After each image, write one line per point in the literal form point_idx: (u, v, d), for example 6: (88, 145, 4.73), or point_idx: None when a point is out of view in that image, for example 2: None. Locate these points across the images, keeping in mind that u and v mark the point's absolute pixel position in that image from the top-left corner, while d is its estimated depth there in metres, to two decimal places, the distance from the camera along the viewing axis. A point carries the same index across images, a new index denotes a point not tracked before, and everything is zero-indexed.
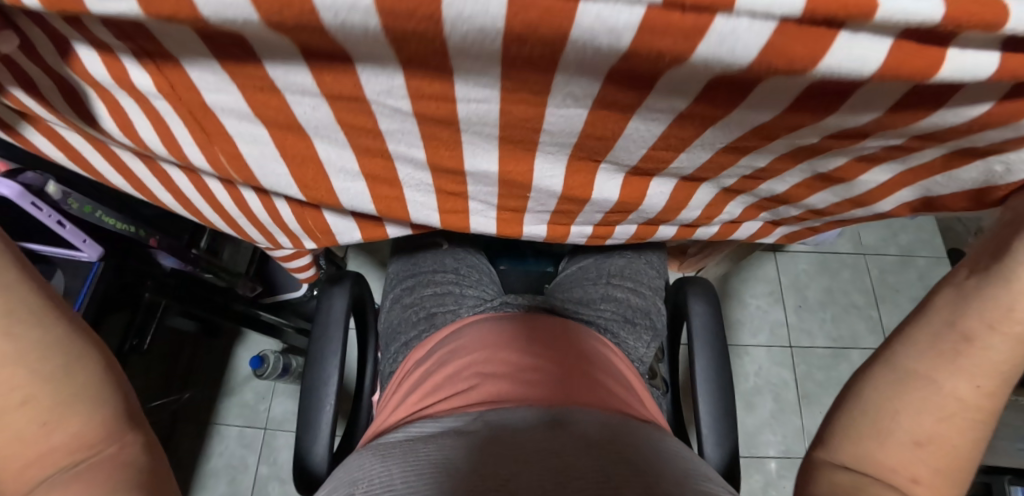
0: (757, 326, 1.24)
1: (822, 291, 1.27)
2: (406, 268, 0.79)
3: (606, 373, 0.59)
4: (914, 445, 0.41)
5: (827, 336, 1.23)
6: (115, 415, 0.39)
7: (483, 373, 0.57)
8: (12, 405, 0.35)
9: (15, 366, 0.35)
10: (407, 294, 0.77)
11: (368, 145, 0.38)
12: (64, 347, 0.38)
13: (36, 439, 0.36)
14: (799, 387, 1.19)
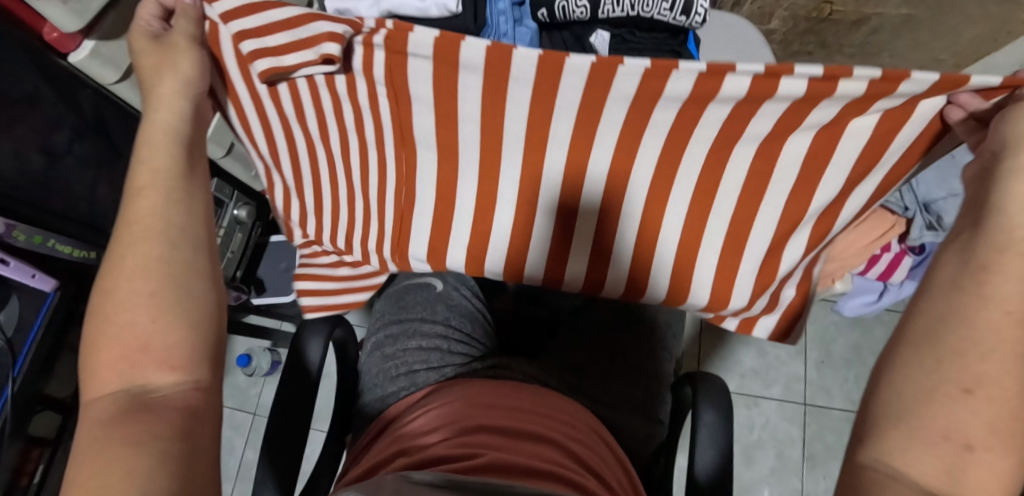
0: (771, 376, 1.17)
1: (849, 348, 1.17)
2: (394, 311, 0.75)
3: (592, 457, 0.55)
4: (959, 394, 0.33)
5: (845, 397, 1.14)
6: (196, 354, 0.40)
7: (482, 442, 0.52)
8: (142, 295, 0.40)
9: (146, 266, 0.41)
10: (389, 343, 0.72)
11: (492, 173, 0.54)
12: (189, 266, 0.42)
13: (143, 329, 0.39)
14: (805, 446, 1.12)
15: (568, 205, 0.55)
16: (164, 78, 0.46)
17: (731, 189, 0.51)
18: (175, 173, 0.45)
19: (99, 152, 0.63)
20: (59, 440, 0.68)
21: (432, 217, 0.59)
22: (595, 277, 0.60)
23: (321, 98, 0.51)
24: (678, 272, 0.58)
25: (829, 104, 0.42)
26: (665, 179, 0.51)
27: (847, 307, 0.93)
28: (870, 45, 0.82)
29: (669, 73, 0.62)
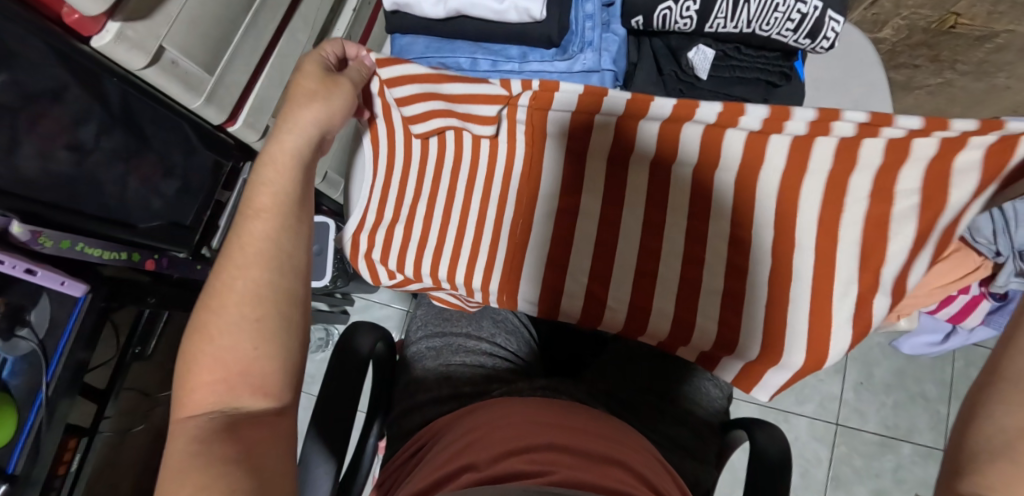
0: (807, 393, 1.13)
1: (892, 372, 1.12)
2: (434, 322, 0.66)
3: (662, 483, 0.48)
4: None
5: (880, 421, 1.10)
6: (287, 386, 0.40)
7: (557, 457, 0.44)
8: (249, 319, 0.39)
9: (253, 292, 0.40)
10: (431, 356, 0.63)
11: (603, 202, 0.50)
12: (292, 298, 0.41)
13: (242, 357, 0.38)
14: (832, 467, 1.09)
15: (697, 233, 0.49)
16: (303, 108, 0.44)
17: (848, 229, 0.45)
18: (292, 196, 0.43)
19: (130, 143, 0.59)
20: (95, 429, 0.66)
21: (545, 260, 0.51)
22: (685, 315, 0.50)
23: (464, 141, 0.52)
24: (772, 321, 0.48)
25: (932, 141, 0.40)
26: (791, 203, 0.46)
27: (905, 343, 0.88)
28: (988, 65, 0.72)
29: (771, 98, 0.52)
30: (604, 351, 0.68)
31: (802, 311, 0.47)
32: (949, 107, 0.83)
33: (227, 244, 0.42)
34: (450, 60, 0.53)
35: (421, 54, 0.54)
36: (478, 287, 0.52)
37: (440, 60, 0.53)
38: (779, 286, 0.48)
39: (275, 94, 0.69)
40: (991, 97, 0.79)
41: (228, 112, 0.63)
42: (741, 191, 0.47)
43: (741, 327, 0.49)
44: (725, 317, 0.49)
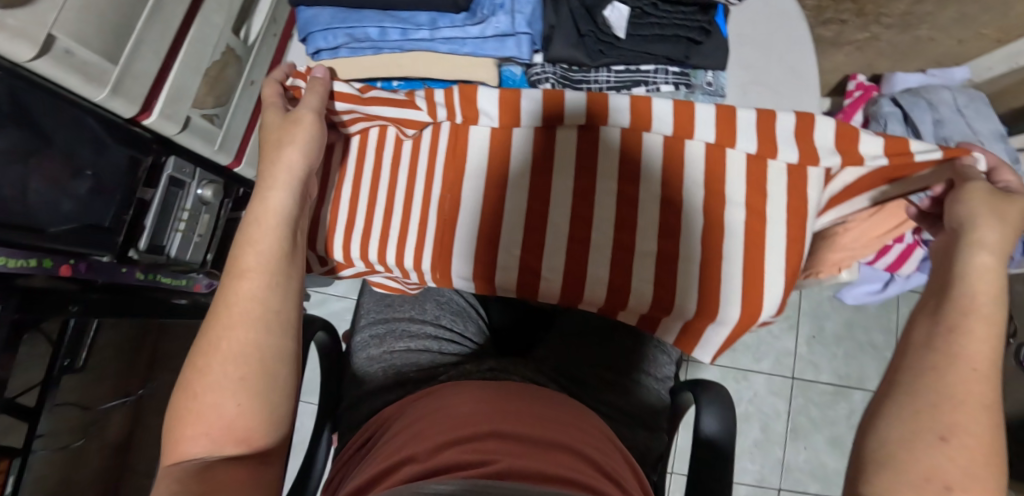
0: (762, 351, 1.16)
1: (841, 324, 1.16)
2: (377, 308, 0.64)
3: (613, 464, 0.47)
4: (937, 442, 0.35)
5: (833, 372, 1.15)
6: (272, 442, 0.39)
7: (503, 444, 0.43)
8: (232, 377, 0.38)
9: (239, 349, 0.39)
10: (375, 344, 0.61)
11: (533, 179, 0.49)
12: (281, 356, 0.40)
13: (224, 413, 0.37)
14: (790, 419, 1.13)
15: (627, 205, 0.49)
16: (284, 149, 0.45)
17: (774, 185, 0.48)
18: (281, 252, 0.42)
19: (30, 143, 0.55)
20: (28, 448, 0.63)
21: (476, 232, 0.49)
22: (620, 279, 0.49)
23: (389, 132, 0.52)
24: (706, 281, 0.49)
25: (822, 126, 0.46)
26: (715, 171, 0.48)
27: (849, 294, 0.91)
28: (911, 16, 0.73)
29: (694, 56, 0.50)
30: (553, 326, 0.68)
31: (735, 265, 0.48)
32: (878, 62, 0.84)
33: (214, 301, 0.40)
34: (358, 31, 0.47)
35: (325, 26, 0.47)
36: (410, 267, 0.50)
37: (348, 30, 0.47)
38: (710, 248, 0.49)
39: (192, 83, 0.66)
40: (916, 49, 0.81)
41: (140, 104, 0.60)
42: (670, 159, 0.49)
43: (676, 287, 0.49)
44: (661, 280, 0.49)
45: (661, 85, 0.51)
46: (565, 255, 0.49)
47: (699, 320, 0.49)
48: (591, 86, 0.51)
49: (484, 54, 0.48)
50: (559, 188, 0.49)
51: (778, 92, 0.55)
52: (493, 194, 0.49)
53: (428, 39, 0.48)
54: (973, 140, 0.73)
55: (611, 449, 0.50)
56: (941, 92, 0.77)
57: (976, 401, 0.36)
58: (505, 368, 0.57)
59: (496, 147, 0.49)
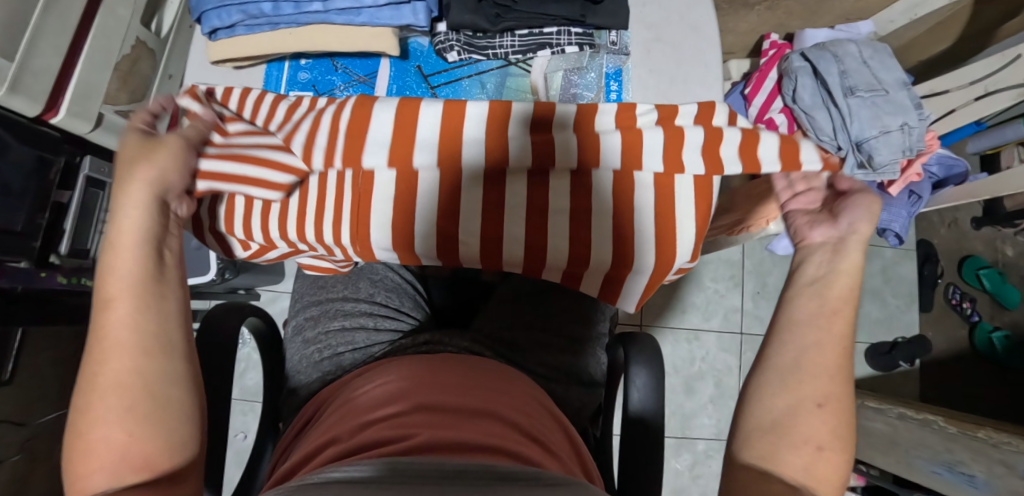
0: (711, 310, 1.20)
1: (783, 278, 1.21)
2: (311, 291, 0.64)
3: (544, 430, 0.49)
4: (813, 408, 0.39)
5: None
6: (179, 462, 0.38)
7: (424, 421, 0.45)
8: (115, 408, 0.37)
9: (120, 380, 0.37)
10: (310, 326, 0.61)
11: (445, 142, 0.49)
12: (168, 374, 0.39)
13: (114, 445, 0.36)
14: (742, 373, 1.18)
15: (542, 160, 0.49)
16: (137, 166, 0.42)
17: (685, 135, 0.49)
18: (146, 271, 0.40)
19: None
20: None
21: (392, 202, 0.50)
22: (536, 238, 0.50)
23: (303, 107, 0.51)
24: (620, 233, 0.50)
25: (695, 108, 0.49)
26: (625, 123, 0.50)
27: (780, 244, 0.95)
28: None
29: (590, 15, 0.52)
30: (491, 296, 0.69)
31: (647, 215, 0.50)
32: (789, 21, 0.88)
33: (87, 339, 0.38)
34: (252, 7, 0.47)
35: (219, 5, 0.47)
36: (331, 242, 0.51)
37: (242, 6, 0.47)
38: (621, 200, 0.50)
39: (98, 78, 0.63)
40: (822, 7, 0.84)
41: (42, 101, 0.58)
42: (580, 119, 0.50)
43: (592, 241, 0.50)
44: (575, 235, 0.50)
45: (565, 46, 0.53)
46: (479, 221, 0.50)
47: (615, 269, 0.51)
48: (497, 52, 0.52)
49: (380, 23, 0.48)
50: (470, 148, 0.49)
51: (679, 47, 0.57)
52: (406, 156, 0.49)
53: (322, 11, 0.47)
54: (879, 90, 0.77)
55: (539, 416, 0.51)
56: (846, 46, 0.80)
57: (837, 370, 0.40)
58: (438, 340, 0.58)
59: (406, 116, 0.49)
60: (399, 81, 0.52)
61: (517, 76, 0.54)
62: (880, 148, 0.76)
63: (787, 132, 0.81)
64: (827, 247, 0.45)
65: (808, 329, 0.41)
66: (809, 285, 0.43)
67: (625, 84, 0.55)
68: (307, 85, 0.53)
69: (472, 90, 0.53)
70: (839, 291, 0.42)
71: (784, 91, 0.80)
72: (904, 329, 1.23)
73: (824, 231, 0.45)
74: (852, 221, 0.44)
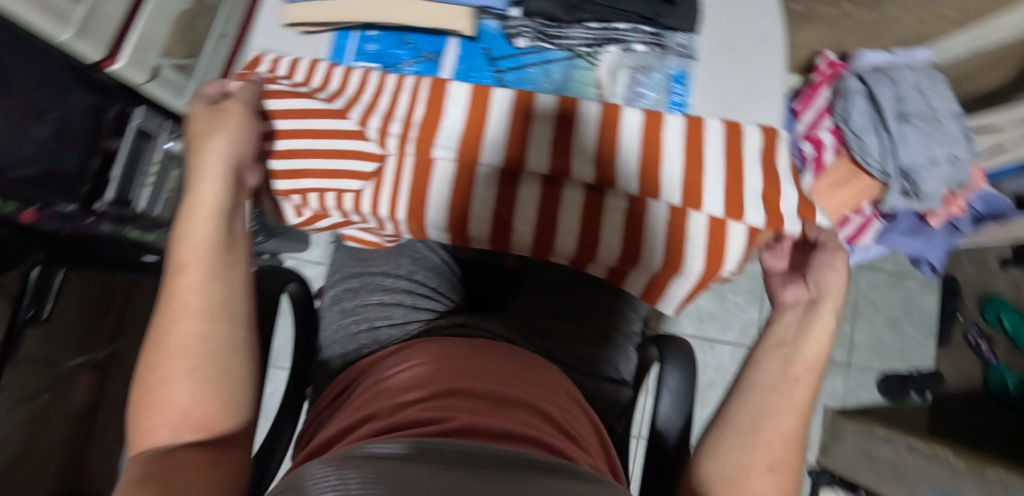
0: (728, 323, 1.20)
1: None
2: (352, 262, 0.64)
3: (575, 424, 0.49)
4: (766, 470, 0.41)
5: None
6: (232, 426, 0.40)
7: (462, 404, 0.44)
8: (182, 369, 0.39)
9: (187, 345, 0.40)
10: (349, 297, 0.62)
11: (514, 132, 0.49)
12: (230, 342, 0.41)
13: (179, 404, 0.38)
14: None
15: (605, 159, 0.49)
16: (214, 136, 0.45)
17: (748, 154, 0.50)
18: (215, 243, 0.43)
19: None
20: None
21: (451, 187, 0.50)
22: (590, 232, 0.51)
23: (370, 79, 0.50)
24: (672, 239, 0.51)
25: (755, 133, 0.50)
26: (693, 135, 0.50)
27: None
28: None
29: (665, 15, 0.52)
30: (524, 284, 0.69)
31: (702, 226, 0.50)
32: (845, 39, 0.87)
33: (160, 301, 0.41)
34: None
35: None
36: (385, 215, 0.51)
37: None
38: (679, 211, 0.50)
39: (157, 29, 0.63)
40: (880, 29, 0.84)
41: (105, 49, 0.57)
42: (648, 126, 0.50)
43: (644, 241, 0.51)
44: (629, 235, 0.51)
45: (634, 44, 0.53)
46: (534, 212, 0.50)
47: (661, 271, 0.52)
48: (567, 43, 0.52)
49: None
50: (537, 138, 0.49)
51: (744, 60, 0.56)
52: (474, 141, 0.49)
53: None
54: (932, 120, 0.77)
55: (570, 409, 0.50)
56: (903, 72, 0.80)
57: (785, 428, 0.42)
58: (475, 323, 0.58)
59: (478, 103, 0.49)
60: (467, 61, 0.52)
61: (582, 69, 0.53)
62: (927, 178, 0.75)
63: (835, 152, 0.80)
64: (798, 307, 0.49)
65: (766, 394, 0.44)
66: (778, 347, 0.47)
67: (689, 87, 0.54)
68: (374, 57, 0.52)
69: (538, 77, 0.52)
70: (805, 363, 0.45)
71: (836, 110, 0.79)
72: (918, 360, 1.23)
73: (796, 293, 0.50)
74: (820, 278, 0.48)
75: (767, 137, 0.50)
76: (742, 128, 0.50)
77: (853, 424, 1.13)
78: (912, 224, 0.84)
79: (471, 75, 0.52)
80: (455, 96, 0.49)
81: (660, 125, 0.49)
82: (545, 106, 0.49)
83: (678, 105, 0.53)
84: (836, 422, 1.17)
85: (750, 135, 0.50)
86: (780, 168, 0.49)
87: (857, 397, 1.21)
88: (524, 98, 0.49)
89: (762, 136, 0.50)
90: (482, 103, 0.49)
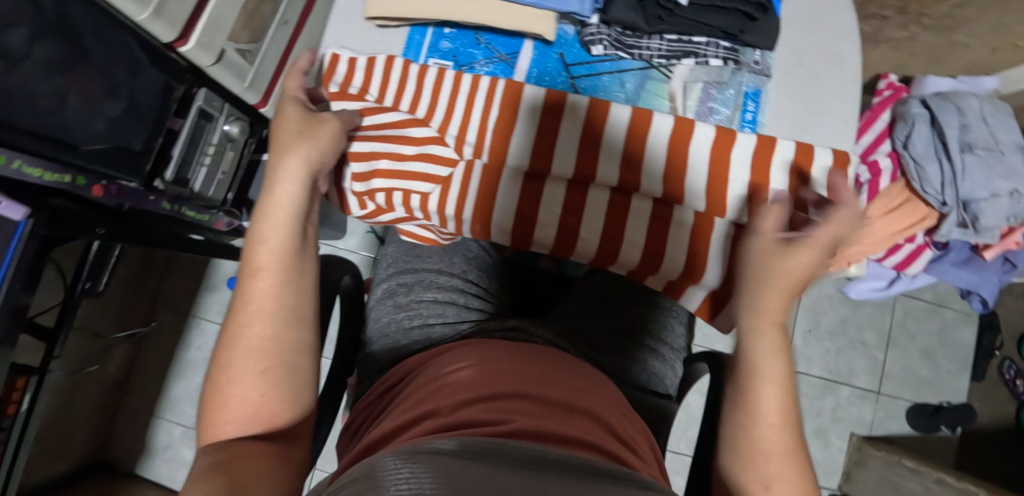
0: None
1: (837, 320, 1.21)
2: (405, 258, 0.65)
3: (629, 433, 0.49)
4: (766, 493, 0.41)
5: (824, 367, 1.20)
6: (294, 422, 0.41)
7: (521, 407, 0.44)
8: (252, 371, 0.40)
9: (259, 347, 0.40)
10: (402, 292, 0.62)
11: (585, 142, 0.49)
12: (299, 345, 0.42)
13: (248, 404, 0.39)
14: None
15: (674, 176, 0.49)
16: (295, 143, 0.46)
17: (816, 176, 0.49)
18: (291, 248, 0.44)
19: (68, 55, 0.52)
20: (46, 368, 0.63)
21: (519, 192, 0.50)
22: (655, 246, 0.51)
23: (445, 79, 0.51)
24: (736, 258, 0.50)
25: (825, 155, 0.49)
26: (763, 156, 0.49)
27: (854, 288, 0.93)
28: (951, 20, 0.73)
29: (749, 31, 0.50)
30: (571, 290, 0.69)
31: None
32: (909, 62, 0.85)
33: (234, 301, 0.42)
34: None
35: None
36: (451, 215, 0.51)
37: None
38: (743, 231, 0.50)
39: (232, 13, 0.63)
40: (947, 55, 0.82)
41: (179, 29, 0.57)
42: (718, 144, 0.49)
43: (707, 259, 0.51)
44: (693, 252, 0.51)
45: (710, 58, 0.52)
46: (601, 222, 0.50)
47: (722, 289, 0.52)
48: (643, 53, 0.52)
49: (546, 6, 0.49)
50: (608, 149, 0.49)
51: (818, 79, 0.55)
52: (546, 147, 0.49)
53: None
54: (995, 150, 0.75)
55: (623, 417, 0.50)
56: (969, 100, 0.77)
57: None
58: (525, 329, 0.58)
59: (551, 110, 0.49)
60: (540, 65, 0.52)
61: (656, 81, 0.53)
62: (986, 211, 0.73)
63: (891, 178, 0.79)
64: None
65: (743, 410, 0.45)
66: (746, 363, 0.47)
67: (761, 105, 0.53)
68: (447, 54, 0.53)
69: (612, 86, 0.52)
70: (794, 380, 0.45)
71: (896, 135, 0.78)
72: (951, 394, 1.20)
73: None
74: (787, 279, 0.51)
75: (838, 160, 0.49)
76: (813, 149, 0.49)
77: (880, 453, 1.10)
78: (964, 255, 0.82)
79: (545, 80, 0.52)
80: (528, 102, 0.50)
81: (731, 144, 0.49)
82: (618, 117, 0.49)
83: (749, 123, 0.53)
84: (862, 450, 1.15)
85: (821, 158, 0.49)
86: (846, 195, 0.49)
87: (885, 426, 1.19)
88: (598, 108, 0.49)
89: (833, 157, 0.49)
90: (553, 109, 0.49)
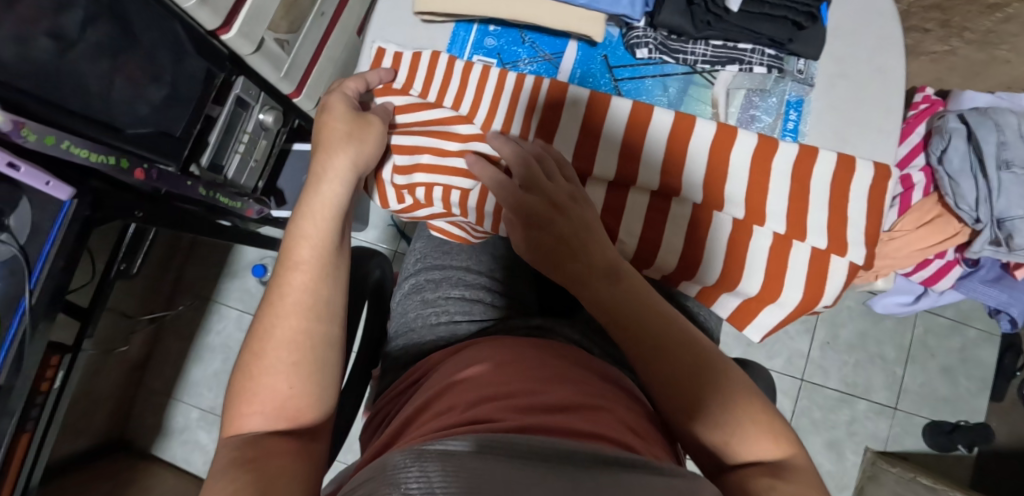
0: (776, 350, 1.20)
1: (856, 333, 1.20)
2: (434, 255, 0.65)
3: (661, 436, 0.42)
4: None
5: (841, 379, 1.19)
6: (318, 419, 0.41)
7: (534, 405, 0.39)
8: (284, 363, 0.40)
9: (292, 338, 0.41)
10: (429, 288, 0.63)
11: (627, 146, 0.50)
12: (327, 339, 0.42)
13: (277, 395, 0.39)
14: (794, 418, 1.18)
15: (714, 184, 0.49)
16: (342, 142, 0.47)
17: (858, 188, 0.49)
18: (330, 245, 0.45)
19: (117, 40, 0.53)
20: (78, 347, 0.64)
21: None
22: (692, 254, 0.50)
23: (489, 78, 0.52)
24: (773, 269, 0.50)
25: (868, 168, 0.49)
26: (804, 168, 0.49)
27: (879, 301, 0.92)
28: (994, 35, 0.73)
29: (796, 40, 0.50)
30: None
31: (804, 258, 0.49)
32: (947, 77, 0.85)
33: (268, 294, 0.42)
34: None
35: None
36: (489, 212, 0.51)
37: None
38: (781, 242, 0.50)
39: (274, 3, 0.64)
40: (987, 70, 0.81)
41: (222, 18, 0.58)
42: (760, 152, 0.49)
43: (744, 268, 0.50)
44: (730, 262, 0.50)
45: (755, 65, 0.52)
46: (640, 226, 0.50)
47: (758, 299, 0.51)
48: (687, 58, 0.52)
49: (597, 8, 0.49)
50: (649, 154, 0.50)
51: (863, 89, 0.54)
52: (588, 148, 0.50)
53: None
54: None
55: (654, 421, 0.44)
56: (1007, 116, 0.75)
57: None
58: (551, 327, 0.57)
59: (594, 112, 0.50)
60: (583, 65, 0.53)
61: (699, 86, 0.53)
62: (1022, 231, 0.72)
63: (924, 192, 0.79)
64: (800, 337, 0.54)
65: None
66: None
67: (803, 115, 0.53)
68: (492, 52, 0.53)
69: (654, 89, 0.52)
70: None
71: (930, 150, 0.77)
72: (970, 413, 1.19)
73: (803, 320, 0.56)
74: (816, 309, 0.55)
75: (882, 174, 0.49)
76: (856, 160, 0.49)
77: (894, 469, 1.09)
78: (995, 274, 0.82)
79: (587, 81, 0.53)
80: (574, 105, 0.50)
81: (772, 153, 0.49)
82: (660, 122, 0.50)
83: (792, 132, 0.52)
84: (876, 465, 1.14)
85: (864, 172, 0.49)
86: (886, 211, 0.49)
87: (900, 442, 1.18)
88: (639, 114, 0.50)
89: (874, 170, 0.49)
90: (596, 111, 0.50)
